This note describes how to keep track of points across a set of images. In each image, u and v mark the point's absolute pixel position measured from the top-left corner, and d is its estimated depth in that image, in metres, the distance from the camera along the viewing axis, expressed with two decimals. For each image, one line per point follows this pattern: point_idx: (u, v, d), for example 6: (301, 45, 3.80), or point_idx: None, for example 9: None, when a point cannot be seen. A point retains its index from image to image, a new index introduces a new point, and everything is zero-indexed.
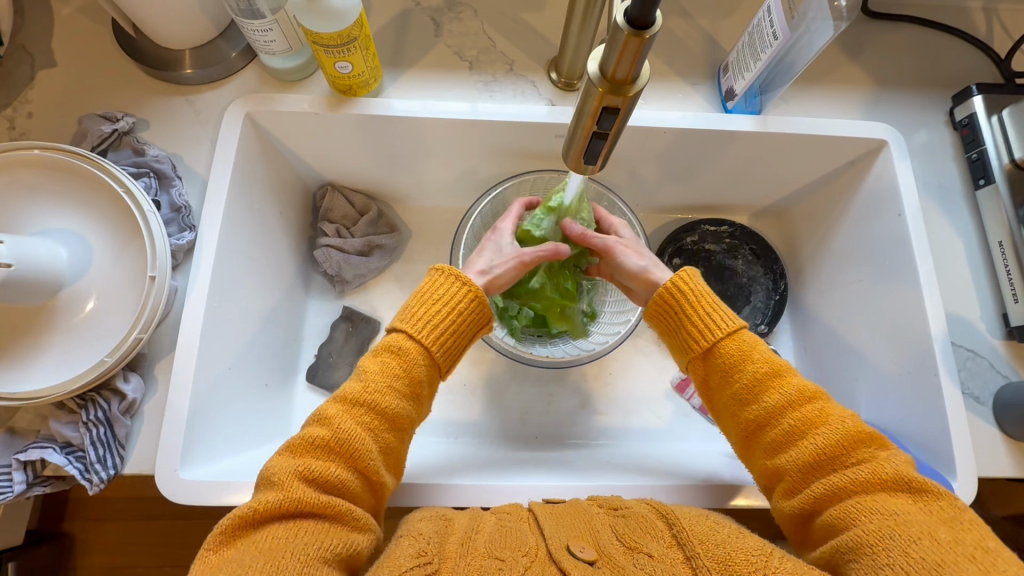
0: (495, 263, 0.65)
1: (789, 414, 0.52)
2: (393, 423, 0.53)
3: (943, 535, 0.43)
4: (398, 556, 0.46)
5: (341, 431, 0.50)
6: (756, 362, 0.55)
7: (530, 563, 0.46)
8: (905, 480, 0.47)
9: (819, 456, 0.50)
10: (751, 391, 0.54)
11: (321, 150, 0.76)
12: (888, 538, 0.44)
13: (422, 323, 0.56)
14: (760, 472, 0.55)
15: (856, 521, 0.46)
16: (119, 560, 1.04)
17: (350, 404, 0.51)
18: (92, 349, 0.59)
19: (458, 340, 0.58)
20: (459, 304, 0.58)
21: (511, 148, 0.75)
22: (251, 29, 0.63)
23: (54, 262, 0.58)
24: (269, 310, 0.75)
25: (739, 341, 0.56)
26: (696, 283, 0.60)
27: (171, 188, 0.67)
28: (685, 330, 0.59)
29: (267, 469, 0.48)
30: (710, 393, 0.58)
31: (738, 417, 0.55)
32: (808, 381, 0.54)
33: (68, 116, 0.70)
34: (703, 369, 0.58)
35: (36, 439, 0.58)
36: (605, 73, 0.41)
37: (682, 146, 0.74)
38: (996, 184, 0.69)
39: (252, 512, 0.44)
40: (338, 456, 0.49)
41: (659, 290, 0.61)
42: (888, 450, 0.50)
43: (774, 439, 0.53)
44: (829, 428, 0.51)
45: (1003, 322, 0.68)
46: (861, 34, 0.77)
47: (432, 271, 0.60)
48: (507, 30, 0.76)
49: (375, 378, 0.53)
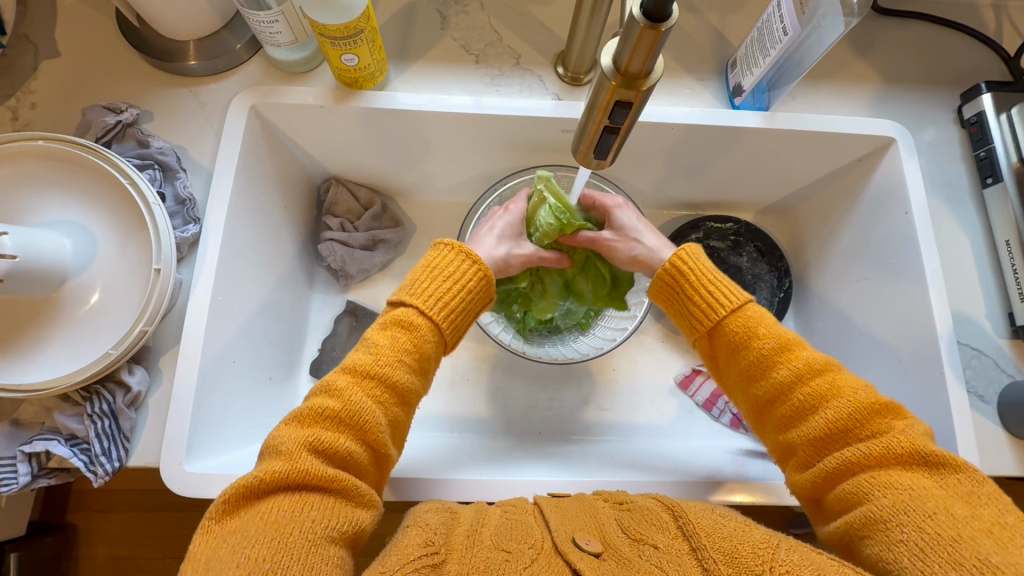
0: (511, 252, 0.66)
1: (798, 389, 0.52)
2: (402, 398, 0.52)
3: (959, 510, 0.43)
4: (405, 545, 0.46)
5: (351, 403, 0.49)
6: (763, 339, 0.55)
7: (536, 555, 0.47)
8: (921, 454, 0.47)
9: (830, 429, 0.50)
10: (759, 367, 0.54)
11: (326, 141, 0.76)
12: (903, 513, 0.44)
13: (433, 299, 0.56)
14: (773, 447, 0.55)
15: (869, 495, 0.46)
16: (120, 552, 1.04)
17: (361, 376, 0.51)
18: (97, 342, 0.59)
19: (465, 316, 0.58)
20: (469, 282, 0.58)
21: (517, 142, 0.75)
22: (256, 20, 0.62)
23: (59, 253, 0.58)
24: (273, 304, 0.75)
25: (745, 318, 0.56)
26: (699, 261, 0.61)
27: (176, 181, 0.66)
28: (691, 308, 0.60)
29: (275, 439, 0.48)
30: (722, 370, 0.59)
31: (749, 393, 0.56)
32: (818, 354, 0.54)
33: (72, 107, 0.69)
34: (711, 347, 0.59)
35: (40, 431, 0.58)
36: (619, 66, 0.40)
37: (689, 142, 0.74)
38: (1004, 183, 0.68)
39: (257, 482, 0.44)
40: (348, 428, 0.49)
41: (661, 272, 0.62)
42: (904, 421, 0.50)
43: (784, 413, 0.53)
44: (840, 401, 0.50)
45: (1009, 320, 0.68)
46: (871, 30, 0.76)
47: (440, 245, 0.59)
48: (515, 24, 0.76)
49: (386, 352, 0.52)
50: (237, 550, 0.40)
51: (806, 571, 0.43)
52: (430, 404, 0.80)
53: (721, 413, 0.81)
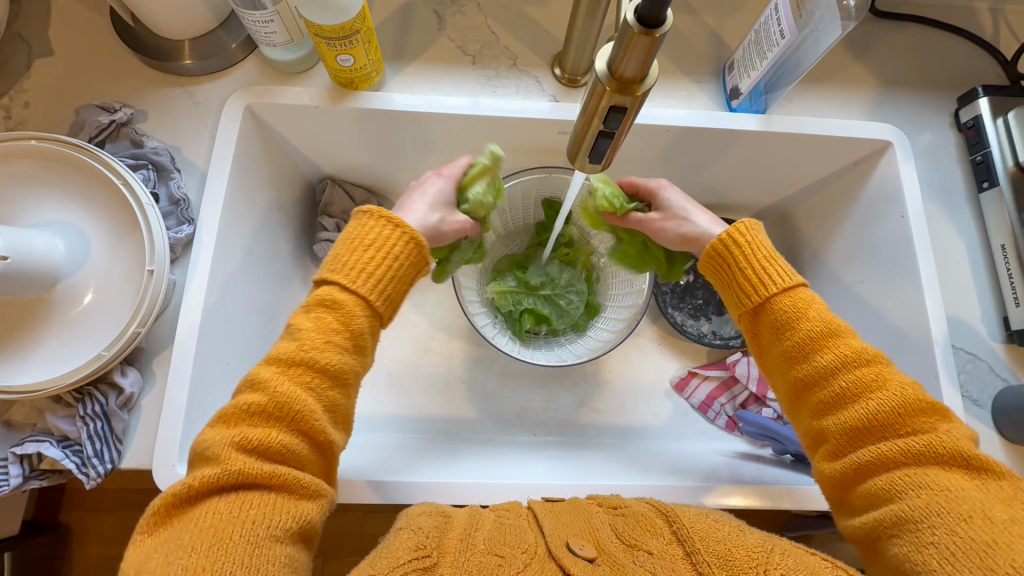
0: (444, 219, 0.60)
1: (843, 375, 0.50)
2: (336, 378, 0.49)
3: (997, 513, 0.42)
4: (396, 549, 0.45)
5: (277, 394, 0.47)
6: (811, 322, 0.52)
7: (529, 559, 0.47)
8: (964, 456, 0.45)
9: (870, 420, 0.48)
10: (803, 349, 0.51)
11: (321, 142, 0.75)
12: (935, 515, 0.43)
13: (357, 273, 0.52)
14: (805, 432, 0.52)
15: (904, 493, 0.45)
16: (114, 551, 1.04)
17: (285, 365, 0.48)
18: (90, 343, 0.58)
19: (399, 287, 0.54)
20: (394, 249, 0.53)
21: (514, 142, 0.75)
22: (251, 20, 0.62)
23: (51, 255, 0.58)
24: (266, 304, 0.75)
25: (797, 299, 0.53)
26: (756, 237, 0.57)
27: (170, 181, 0.66)
28: (739, 283, 0.56)
29: (201, 444, 0.46)
30: (761, 350, 0.56)
31: (787, 375, 0.53)
32: (867, 344, 0.51)
33: (65, 106, 0.69)
34: (754, 325, 0.56)
35: (32, 433, 0.58)
36: (613, 70, 0.40)
37: (685, 144, 0.74)
38: (1000, 187, 0.68)
39: (185, 489, 0.43)
40: (279, 420, 0.46)
41: (716, 241, 0.58)
42: (949, 423, 0.48)
43: (822, 399, 0.50)
44: (885, 394, 0.48)
45: (1004, 325, 0.68)
46: (868, 34, 0.76)
47: (358, 214, 0.55)
48: (511, 25, 0.75)
49: (311, 336, 0.49)
50: (172, 560, 0.39)
51: None
52: (425, 405, 0.79)
53: (716, 416, 0.81)
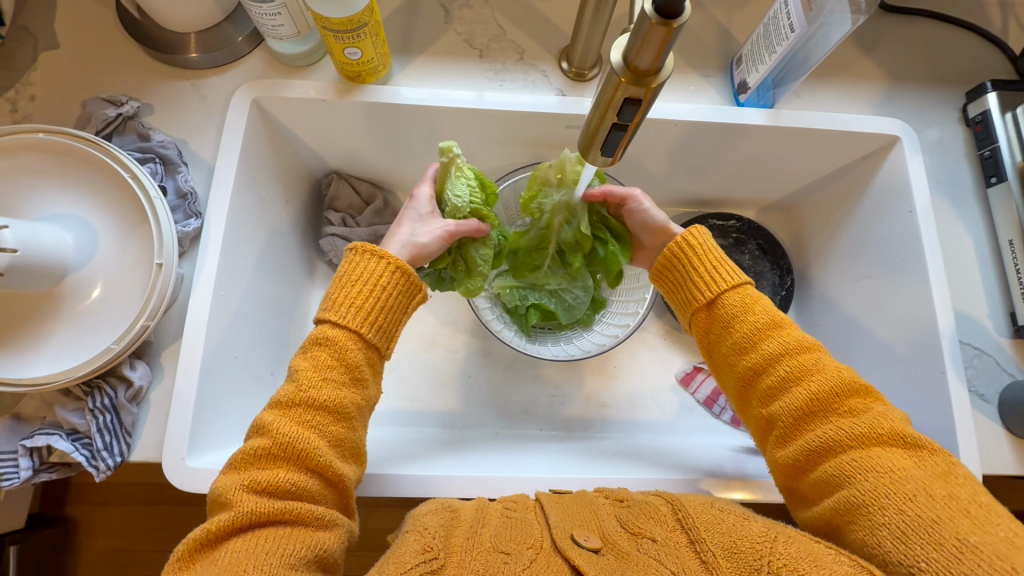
0: (418, 231, 0.62)
1: (786, 361, 0.53)
2: (338, 413, 0.52)
3: (938, 490, 0.44)
4: (403, 553, 0.46)
5: (281, 435, 0.49)
6: (756, 314, 0.56)
7: (536, 554, 0.47)
8: (900, 436, 0.48)
9: (814, 402, 0.51)
10: (750, 339, 0.55)
11: (327, 136, 0.75)
12: (884, 496, 0.45)
13: (347, 308, 0.54)
14: (755, 424, 0.55)
15: (852, 478, 0.47)
16: (120, 544, 1.04)
17: (287, 407, 0.51)
18: (98, 337, 0.58)
19: (391, 316, 0.57)
20: (382, 280, 0.56)
21: (521, 136, 0.74)
22: (259, 12, 0.62)
23: (60, 247, 0.58)
24: (274, 299, 0.75)
25: (743, 294, 0.57)
26: (706, 238, 0.61)
27: (177, 174, 0.66)
28: (691, 282, 0.60)
29: (215, 491, 0.48)
30: (711, 346, 0.59)
31: (734, 367, 0.56)
32: (806, 335, 0.55)
33: (71, 99, 0.69)
34: (705, 321, 0.59)
35: (41, 426, 0.58)
36: (628, 61, 0.40)
37: (693, 139, 0.73)
38: (1008, 182, 0.68)
39: (206, 534, 0.45)
40: (285, 460, 0.49)
41: (670, 246, 0.62)
42: (884, 406, 0.51)
43: (768, 386, 0.53)
44: (825, 377, 0.51)
45: (1010, 320, 0.68)
46: (877, 28, 0.76)
47: (348, 252, 0.58)
48: (519, 18, 0.75)
49: (308, 374, 0.52)
50: None
51: (804, 564, 0.43)
52: (430, 400, 0.80)
53: (721, 410, 0.81)
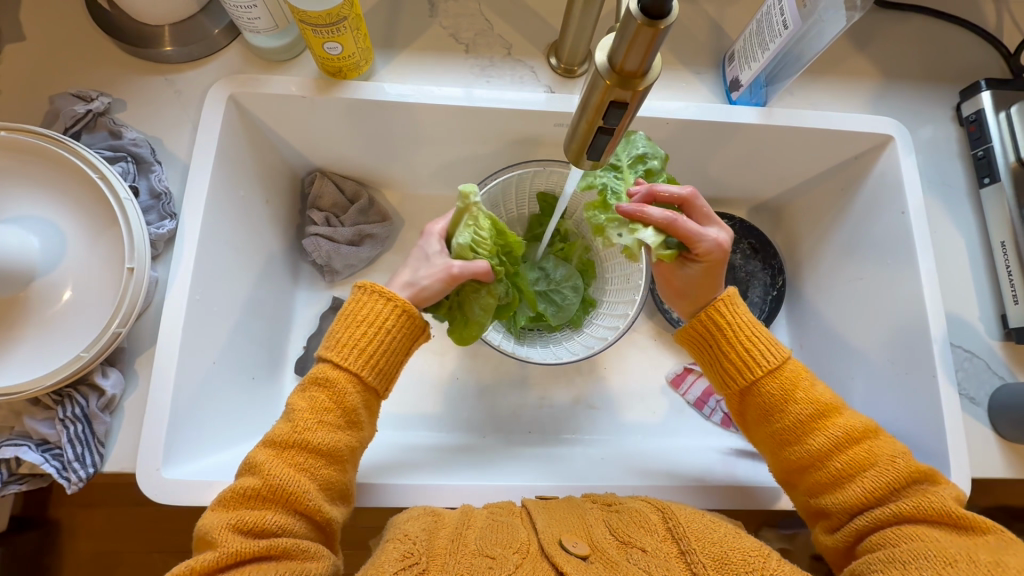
0: (420, 273, 0.58)
1: (837, 456, 0.53)
2: (331, 456, 0.52)
3: (982, 556, 0.44)
4: (382, 562, 0.44)
5: (272, 477, 0.49)
6: (801, 402, 0.56)
7: (521, 559, 0.45)
8: (952, 515, 0.49)
9: (866, 494, 0.52)
10: (796, 432, 0.55)
11: (309, 134, 0.73)
12: (922, 558, 0.45)
13: (348, 349, 0.54)
14: (804, 507, 0.56)
15: (894, 544, 0.48)
16: (104, 546, 1.02)
17: (281, 447, 0.51)
18: (68, 345, 0.56)
19: (392, 359, 0.56)
20: (386, 323, 0.55)
21: (508, 135, 0.73)
22: (234, 5, 0.59)
23: (26, 252, 0.55)
24: (255, 301, 0.73)
25: (782, 379, 0.57)
26: (741, 315, 0.60)
27: (150, 174, 0.63)
28: (727, 366, 0.59)
29: (201, 529, 0.47)
30: (750, 427, 0.59)
31: (780, 455, 0.57)
32: (856, 419, 0.55)
33: (38, 94, 0.66)
34: (745, 406, 0.59)
35: (8, 437, 0.56)
36: (614, 64, 0.38)
37: (685, 137, 0.72)
38: (1001, 183, 0.67)
39: (189, 570, 0.43)
40: (274, 502, 0.48)
41: (692, 321, 0.61)
42: (939, 486, 0.52)
43: (819, 480, 0.54)
44: (878, 470, 0.52)
45: (1002, 323, 0.67)
46: (871, 24, 0.75)
47: (355, 289, 0.57)
48: (506, 12, 0.73)
49: (304, 416, 0.52)
50: None
51: None
52: (415, 403, 0.78)
53: (712, 412, 0.80)
